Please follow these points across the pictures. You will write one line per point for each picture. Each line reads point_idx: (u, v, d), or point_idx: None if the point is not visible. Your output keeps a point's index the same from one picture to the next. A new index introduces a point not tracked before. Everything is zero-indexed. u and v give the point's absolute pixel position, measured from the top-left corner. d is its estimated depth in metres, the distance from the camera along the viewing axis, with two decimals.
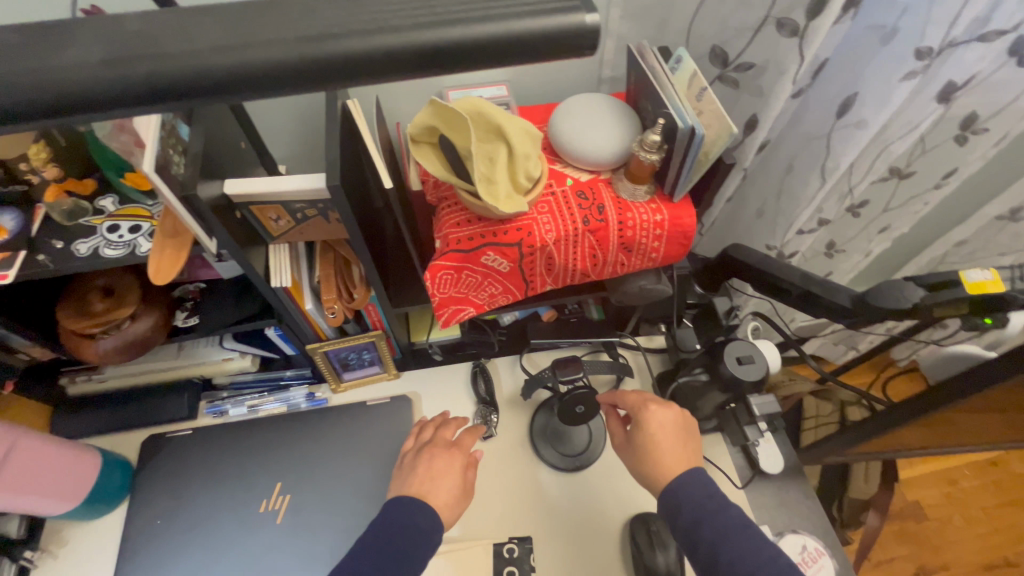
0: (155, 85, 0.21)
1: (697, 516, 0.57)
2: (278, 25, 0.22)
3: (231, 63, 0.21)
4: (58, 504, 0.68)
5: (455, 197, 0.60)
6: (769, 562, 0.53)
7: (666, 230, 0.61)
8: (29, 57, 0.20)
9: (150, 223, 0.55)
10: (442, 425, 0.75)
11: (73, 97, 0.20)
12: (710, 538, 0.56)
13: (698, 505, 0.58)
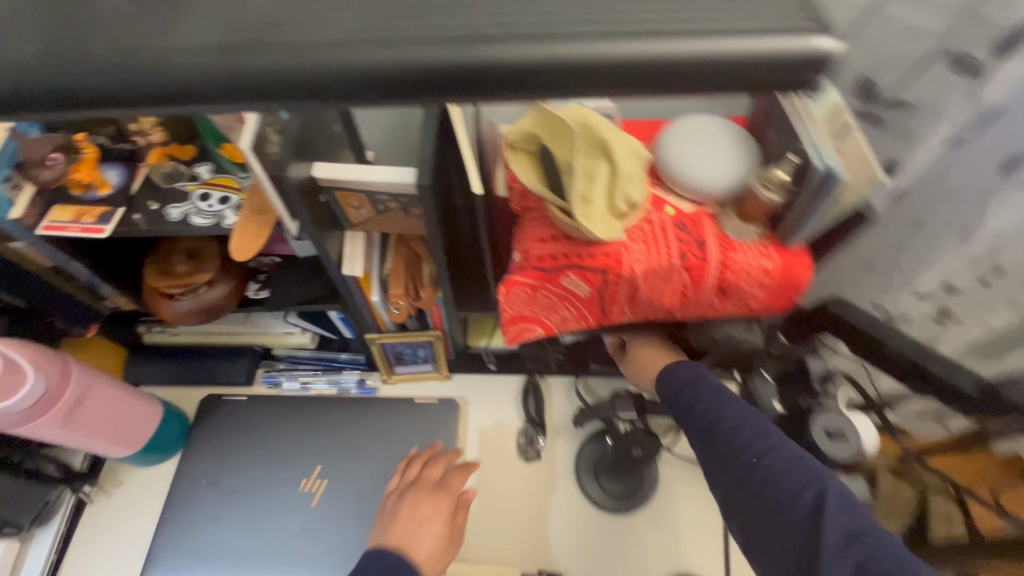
0: (262, 78, 0.26)
1: (682, 384, 0.59)
2: (414, 46, 0.27)
3: (335, 61, 0.26)
4: (119, 448, 0.70)
5: (543, 209, 0.56)
6: (743, 417, 0.53)
7: (773, 279, 0.54)
8: (158, 43, 0.26)
9: (239, 196, 0.55)
10: (431, 462, 0.72)
11: (193, 80, 0.26)
12: (693, 400, 0.57)
13: (684, 376, 0.59)
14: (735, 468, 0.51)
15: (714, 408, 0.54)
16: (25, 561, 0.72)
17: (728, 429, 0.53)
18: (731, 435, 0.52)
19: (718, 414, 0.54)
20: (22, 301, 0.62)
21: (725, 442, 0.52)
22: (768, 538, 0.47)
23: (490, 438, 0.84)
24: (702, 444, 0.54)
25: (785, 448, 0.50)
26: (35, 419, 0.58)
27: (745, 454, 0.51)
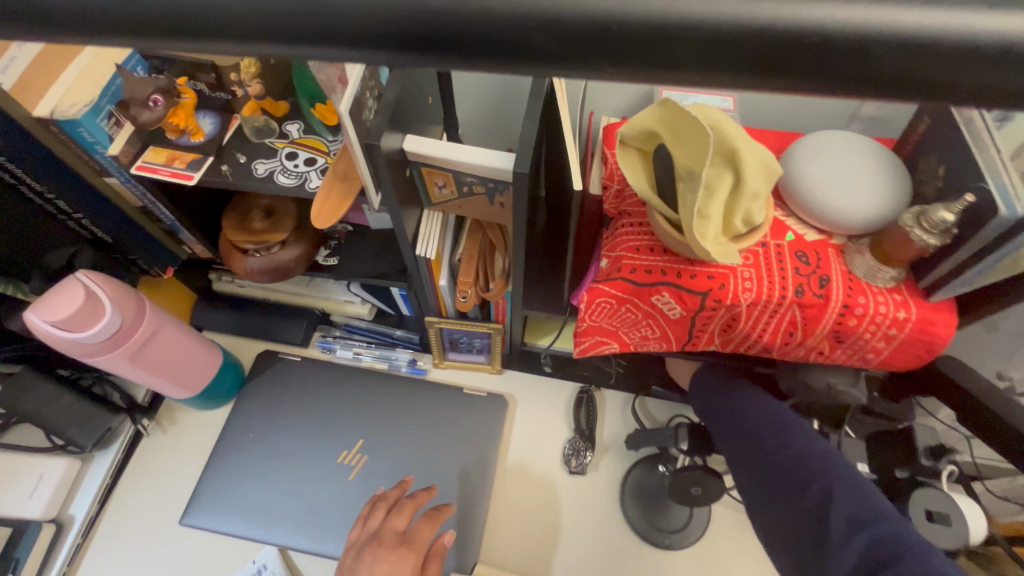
0: None
1: (717, 384, 0.63)
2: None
3: None
4: (179, 390, 0.72)
5: (641, 215, 0.51)
6: (776, 415, 0.56)
7: (903, 333, 0.46)
8: None
9: (326, 160, 0.53)
10: (395, 508, 0.62)
11: None
12: (722, 397, 0.61)
13: (717, 377, 0.63)
14: (755, 458, 0.54)
15: (741, 404, 0.58)
16: (81, 483, 0.73)
17: (755, 420, 0.56)
18: (752, 428, 0.55)
19: (743, 408, 0.58)
20: (108, 238, 0.62)
21: (748, 435, 0.56)
22: (783, 524, 0.49)
23: (535, 442, 0.80)
24: (726, 437, 0.58)
25: (804, 443, 0.52)
26: (105, 352, 0.58)
27: (764, 445, 0.54)
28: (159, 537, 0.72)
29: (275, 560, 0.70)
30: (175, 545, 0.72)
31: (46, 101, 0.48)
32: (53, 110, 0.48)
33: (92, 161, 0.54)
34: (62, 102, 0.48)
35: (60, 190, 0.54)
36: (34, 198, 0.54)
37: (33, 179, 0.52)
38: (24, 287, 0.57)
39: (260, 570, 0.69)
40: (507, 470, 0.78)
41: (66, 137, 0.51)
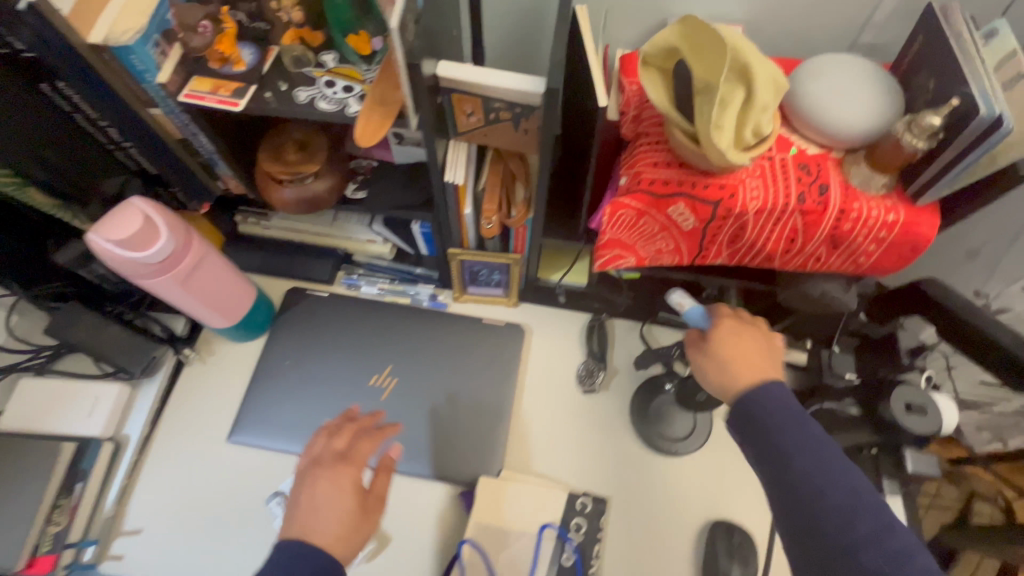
0: None
1: (778, 429, 0.49)
2: None
3: None
4: (218, 319, 0.77)
5: (659, 134, 0.55)
6: (864, 503, 0.44)
7: (892, 236, 0.52)
8: None
9: (362, 87, 0.57)
10: (336, 432, 0.65)
11: None
12: (799, 460, 0.47)
13: (784, 419, 0.49)
14: (843, 562, 0.43)
15: (829, 485, 0.46)
16: (133, 406, 0.79)
17: (841, 511, 0.44)
18: (847, 526, 0.44)
19: (826, 482, 0.46)
20: (151, 167, 0.67)
21: (837, 531, 0.44)
22: None
23: (550, 366, 0.87)
24: (793, 511, 0.46)
25: (916, 557, 0.42)
26: (160, 275, 0.63)
27: (862, 559, 0.42)
28: (211, 453, 0.78)
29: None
30: (226, 459, 0.78)
31: (98, 28, 0.51)
32: (106, 37, 0.51)
33: (140, 90, 0.57)
34: (114, 30, 0.52)
35: (113, 119, 0.58)
36: (87, 126, 0.58)
37: (90, 106, 0.56)
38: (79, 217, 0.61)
39: None
40: (527, 391, 0.85)
41: (119, 66, 0.54)
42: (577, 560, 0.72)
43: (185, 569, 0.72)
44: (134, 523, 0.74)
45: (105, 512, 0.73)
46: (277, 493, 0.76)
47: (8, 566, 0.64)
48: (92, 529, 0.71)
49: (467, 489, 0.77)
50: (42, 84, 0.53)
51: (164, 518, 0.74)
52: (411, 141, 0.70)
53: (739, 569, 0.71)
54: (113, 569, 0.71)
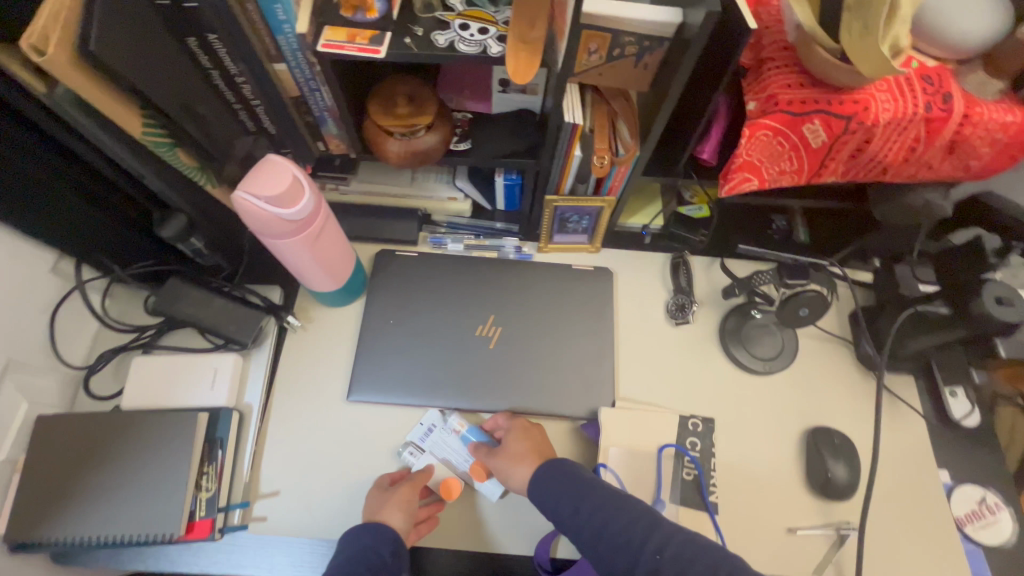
0: None
1: (558, 485, 0.67)
2: None
3: None
4: (327, 283, 0.78)
5: (787, 58, 0.58)
6: (614, 499, 0.64)
7: (1007, 136, 0.57)
8: None
9: (498, 28, 0.58)
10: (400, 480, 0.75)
11: None
12: (578, 505, 0.65)
13: (563, 484, 0.67)
14: (624, 555, 0.61)
15: (597, 511, 0.63)
16: (248, 374, 0.80)
17: (618, 533, 0.62)
18: (616, 534, 0.62)
19: (562, 489, 0.67)
20: (270, 128, 0.68)
21: (623, 550, 0.61)
22: None
23: (639, 304, 0.91)
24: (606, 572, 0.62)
25: (663, 526, 0.61)
26: (298, 236, 0.64)
27: (647, 552, 0.60)
28: (333, 413, 0.80)
29: (439, 417, 0.79)
30: (347, 417, 0.80)
31: None
32: None
33: (274, 44, 0.57)
34: None
35: (249, 74, 0.59)
36: (222, 82, 0.59)
37: (231, 60, 0.56)
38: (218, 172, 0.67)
39: (430, 429, 0.79)
40: (623, 328, 0.89)
41: (259, 18, 0.53)
42: (699, 473, 0.77)
43: (329, 523, 0.74)
44: (271, 485, 0.75)
45: (243, 477, 0.74)
46: (408, 443, 0.78)
47: (172, 532, 0.66)
48: (235, 494, 0.73)
49: (587, 421, 0.81)
50: (188, 38, 0.53)
51: (299, 478, 0.76)
52: (515, 87, 0.72)
53: (845, 466, 0.78)
54: (261, 529, 0.73)
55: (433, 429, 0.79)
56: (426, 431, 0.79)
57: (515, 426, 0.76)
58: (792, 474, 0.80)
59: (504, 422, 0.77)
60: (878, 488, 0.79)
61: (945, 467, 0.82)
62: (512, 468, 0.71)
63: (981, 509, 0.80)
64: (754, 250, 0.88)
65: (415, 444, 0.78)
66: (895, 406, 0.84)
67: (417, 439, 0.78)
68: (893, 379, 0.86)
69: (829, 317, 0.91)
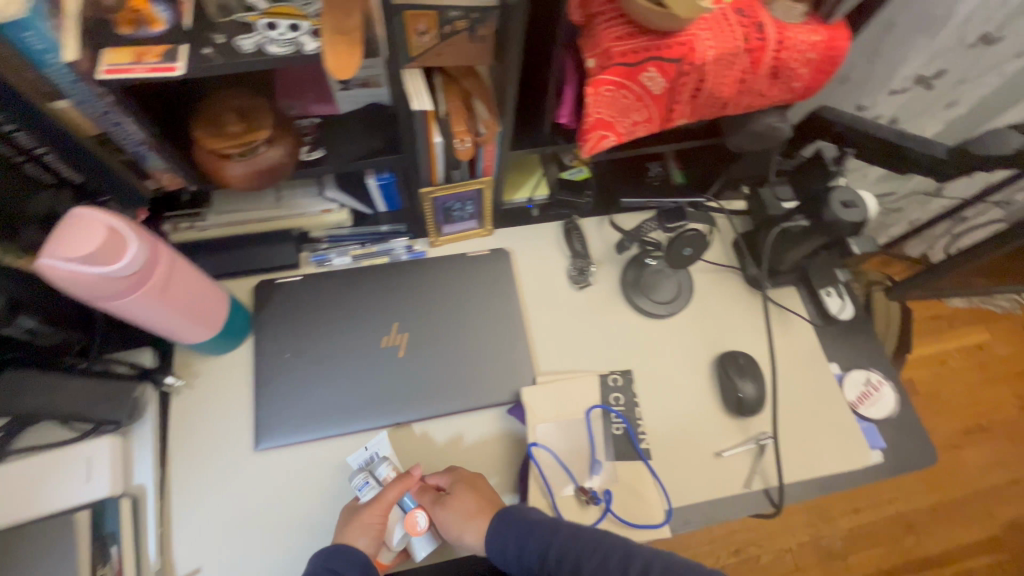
0: None
1: (518, 539, 0.65)
2: None
3: None
4: (200, 332, 0.71)
5: (613, 10, 0.58)
6: (580, 538, 0.64)
7: (818, 54, 0.61)
8: None
9: (310, 22, 0.52)
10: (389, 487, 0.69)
11: None
12: (544, 554, 0.64)
13: (523, 534, 0.66)
14: None
15: (567, 557, 0.63)
16: (132, 455, 0.71)
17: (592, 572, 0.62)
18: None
19: (523, 540, 0.65)
20: (74, 175, 0.60)
21: None
22: None
23: (540, 277, 0.91)
24: None
25: (637, 555, 0.62)
26: (147, 292, 0.57)
27: None
28: (243, 470, 0.73)
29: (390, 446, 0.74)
30: (260, 469, 0.74)
31: None
32: None
33: (42, 79, 0.49)
34: None
35: (18, 121, 0.50)
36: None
37: None
38: (24, 240, 0.58)
39: (372, 457, 0.73)
40: (530, 304, 0.88)
41: (8, 51, 0.45)
42: (627, 426, 0.80)
43: None
44: (188, 565, 0.68)
45: (153, 565, 0.67)
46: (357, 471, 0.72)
47: None
48: None
49: (512, 405, 0.80)
50: None
51: (219, 547, 0.69)
52: (356, 82, 0.67)
53: (752, 383, 0.83)
54: None
55: (379, 456, 0.73)
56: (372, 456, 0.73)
57: (456, 475, 0.72)
58: (711, 403, 0.85)
59: (445, 478, 0.72)
60: (783, 395, 0.86)
61: (835, 360, 0.90)
62: (463, 527, 0.68)
63: (869, 388, 0.89)
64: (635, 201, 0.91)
65: (365, 472, 0.71)
66: (785, 317, 0.91)
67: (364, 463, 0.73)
68: (778, 293, 0.93)
69: (715, 249, 0.96)
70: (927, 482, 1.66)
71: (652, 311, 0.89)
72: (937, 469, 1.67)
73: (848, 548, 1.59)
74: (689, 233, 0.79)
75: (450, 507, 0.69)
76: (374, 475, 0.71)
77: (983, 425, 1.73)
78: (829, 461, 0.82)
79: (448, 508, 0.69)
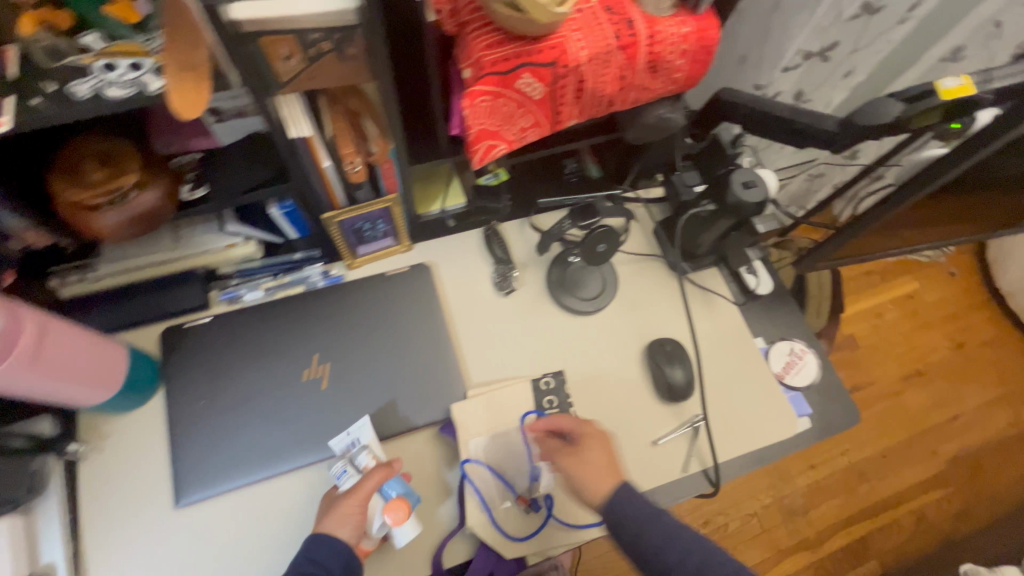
0: None
1: (642, 514, 0.63)
2: None
3: None
4: (98, 393, 0.67)
5: (482, 19, 0.57)
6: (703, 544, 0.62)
7: (692, 45, 0.62)
8: None
9: (153, 60, 0.49)
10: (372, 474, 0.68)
11: None
12: (664, 549, 0.61)
13: (642, 516, 0.63)
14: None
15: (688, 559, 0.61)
16: (38, 533, 0.66)
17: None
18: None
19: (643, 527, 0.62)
20: None
21: None
22: None
23: (464, 288, 0.90)
24: None
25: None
26: (16, 361, 0.53)
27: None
28: (165, 530, 0.70)
29: (370, 435, 0.73)
30: (183, 527, 0.70)
31: None
32: None
33: None
34: None
35: None
36: None
37: None
38: None
39: (353, 443, 0.73)
40: (457, 316, 0.87)
41: None
42: None
43: None
44: None
45: None
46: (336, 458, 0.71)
47: None
48: None
49: (445, 423, 0.79)
50: None
51: None
52: (231, 114, 0.64)
53: (680, 368, 0.85)
54: None
55: (358, 441, 0.73)
56: (352, 442, 0.73)
57: (587, 430, 0.71)
58: (645, 393, 0.86)
59: (573, 427, 0.72)
60: (711, 376, 0.88)
61: (759, 334, 0.93)
62: (590, 479, 0.67)
63: (794, 357, 0.92)
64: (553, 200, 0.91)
65: (344, 460, 0.71)
66: (710, 299, 0.94)
67: (344, 450, 0.73)
68: (700, 275, 0.95)
69: (637, 239, 0.97)
70: (875, 431, 1.75)
71: (578, 308, 0.89)
72: (883, 418, 1.76)
73: (808, 503, 1.66)
74: (602, 229, 0.79)
75: (584, 461, 0.68)
76: (353, 462, 0.70)
77: (921, 369, 1.83)
78: (760, 434, 0.85)
79: (574, 460, 0.68)
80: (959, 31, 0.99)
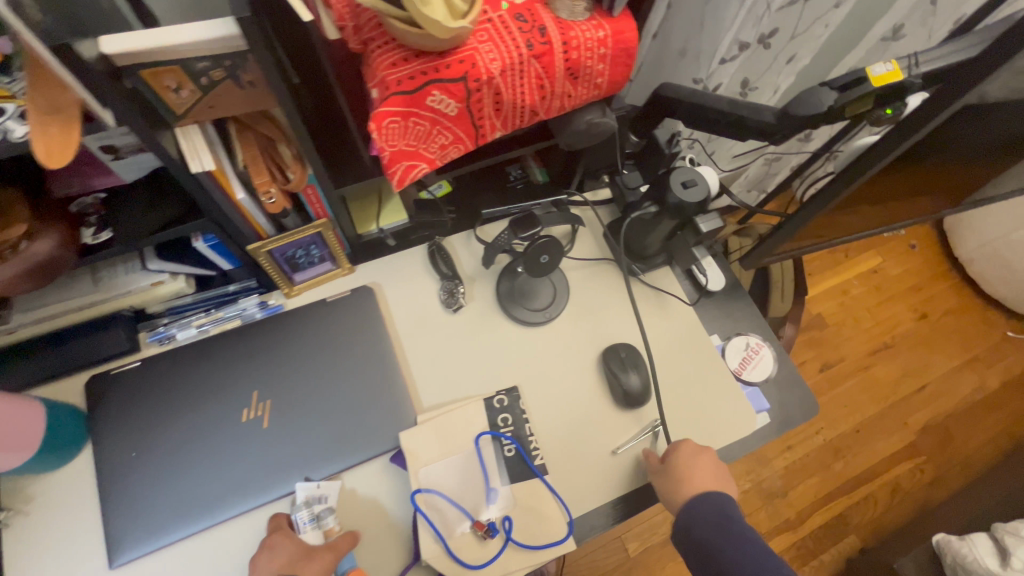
0: None
1: (726, 520, 0.67)
2: None
3: None
4: (16, 455, 0.63)
5: (384, 36, 0.54)
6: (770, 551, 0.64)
7: (609, 48, 0.60)
8: None
9: (16, 103, 0.46)
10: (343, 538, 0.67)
11: None
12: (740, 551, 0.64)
13: (723, 523, 0.67)
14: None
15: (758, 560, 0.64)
16: None
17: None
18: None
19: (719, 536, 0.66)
20: None
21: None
22: None
23: (410, 307, 0.87)
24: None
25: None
26: None
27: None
28: None
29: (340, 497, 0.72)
30: None
31: None
32: None
33: None
34: None
35: None
36: None
37: None
38: None
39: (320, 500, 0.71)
40: (404, 338, 0.84)
41: None
42: (517, 446, 0.77)
43: None
44: None
45: None
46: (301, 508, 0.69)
47: None
48: None
49: (395, 452, 0.76)
50: None
51: None
52: (130, 150, 0.59)
53: (636, 374, 0.83)
54: None
55: (326, 498, 0.72)
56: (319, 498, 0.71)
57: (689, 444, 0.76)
58: (601, 401, 0.84)
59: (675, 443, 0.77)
60: (668, 379, 0.87)
61: (715, 331, 0.93)
62: (680, 489, 0.71)
63: (751, 351, 0.91)
64: (496, 210, 0.88)
65: (310, 511, 0.69)
66: (663, 299, 0.92)
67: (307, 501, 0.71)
68: (652, 275, 0.94)
69: (586, 243, 0.96)
70: (848, 408, 1.77)
71: (528, 319, 0.87)
72: (855, 394, 1.78)
73: (787, 485, 1.67)
74: (544, 241, 0.77)
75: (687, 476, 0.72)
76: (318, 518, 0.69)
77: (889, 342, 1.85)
78: (719, 435, 0.84)
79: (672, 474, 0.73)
80: (894, 12, 0.98)
